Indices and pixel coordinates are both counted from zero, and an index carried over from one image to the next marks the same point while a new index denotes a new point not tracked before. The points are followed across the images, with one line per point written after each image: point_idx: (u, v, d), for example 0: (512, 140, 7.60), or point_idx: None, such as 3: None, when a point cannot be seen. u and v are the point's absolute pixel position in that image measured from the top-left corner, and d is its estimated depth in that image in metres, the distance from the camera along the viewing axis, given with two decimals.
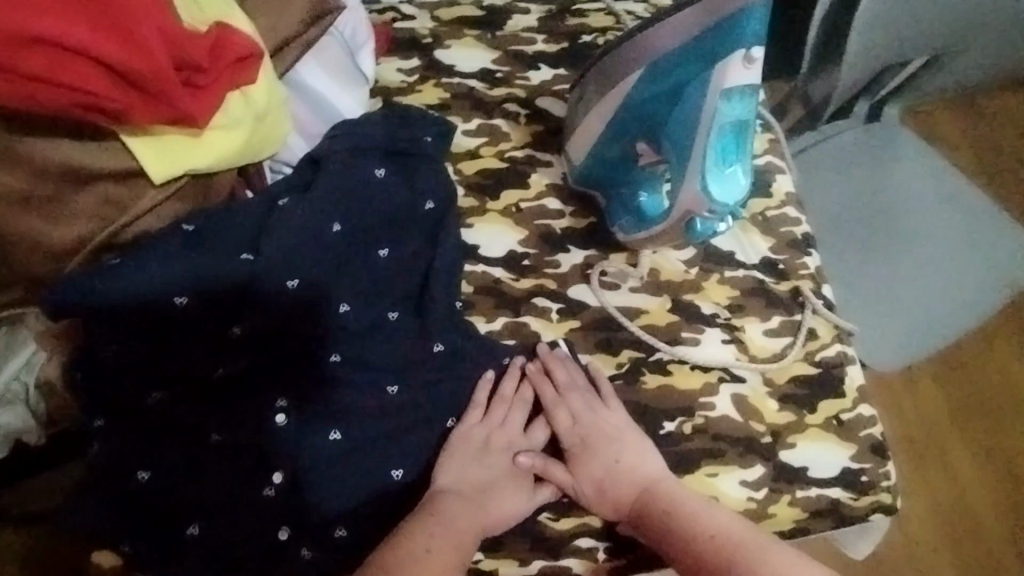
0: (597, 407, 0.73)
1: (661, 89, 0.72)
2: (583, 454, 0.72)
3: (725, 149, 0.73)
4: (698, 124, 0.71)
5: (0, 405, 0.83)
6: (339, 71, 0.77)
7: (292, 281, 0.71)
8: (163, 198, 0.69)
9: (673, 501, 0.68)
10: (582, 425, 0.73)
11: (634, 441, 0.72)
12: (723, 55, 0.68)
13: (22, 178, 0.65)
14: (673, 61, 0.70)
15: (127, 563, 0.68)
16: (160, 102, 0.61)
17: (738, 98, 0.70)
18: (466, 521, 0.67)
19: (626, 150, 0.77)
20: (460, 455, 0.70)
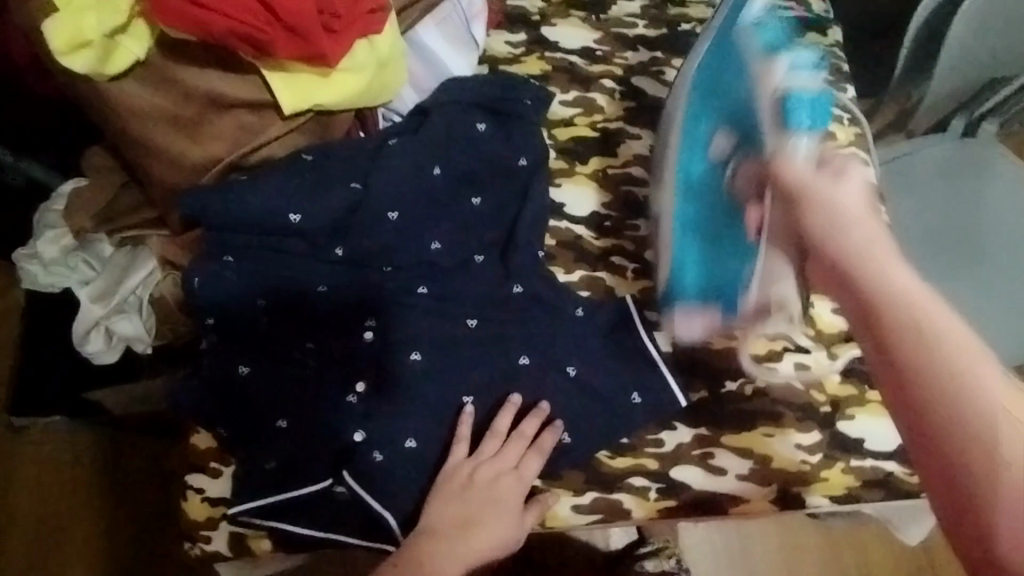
0: (854, 210, 0.57)
1: (726, 61, 0.80)
2: (846, 247, 0.54)
3: (801, 110, 0.74)
4: (764, 95, 0.75)
5: (117, 313, 0.92)
6: (452, 33, 0.84)
7: (392, 214, 0.79)
8: (290, 129, 0.78)
9: (884, 272, 0.52)
10: (835, 200, 0.58)
11: (879, 240, 0.55)
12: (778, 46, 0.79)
13: (174, 98, 0.74)
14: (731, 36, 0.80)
15: (221, 446, 0.77)
16: (301, 40, 0.69)
17: (803, 76, 0.77)
18: (446, 555, 0.68)
19: (701, 143, 0.79)
20: (446, 492, 0.72)
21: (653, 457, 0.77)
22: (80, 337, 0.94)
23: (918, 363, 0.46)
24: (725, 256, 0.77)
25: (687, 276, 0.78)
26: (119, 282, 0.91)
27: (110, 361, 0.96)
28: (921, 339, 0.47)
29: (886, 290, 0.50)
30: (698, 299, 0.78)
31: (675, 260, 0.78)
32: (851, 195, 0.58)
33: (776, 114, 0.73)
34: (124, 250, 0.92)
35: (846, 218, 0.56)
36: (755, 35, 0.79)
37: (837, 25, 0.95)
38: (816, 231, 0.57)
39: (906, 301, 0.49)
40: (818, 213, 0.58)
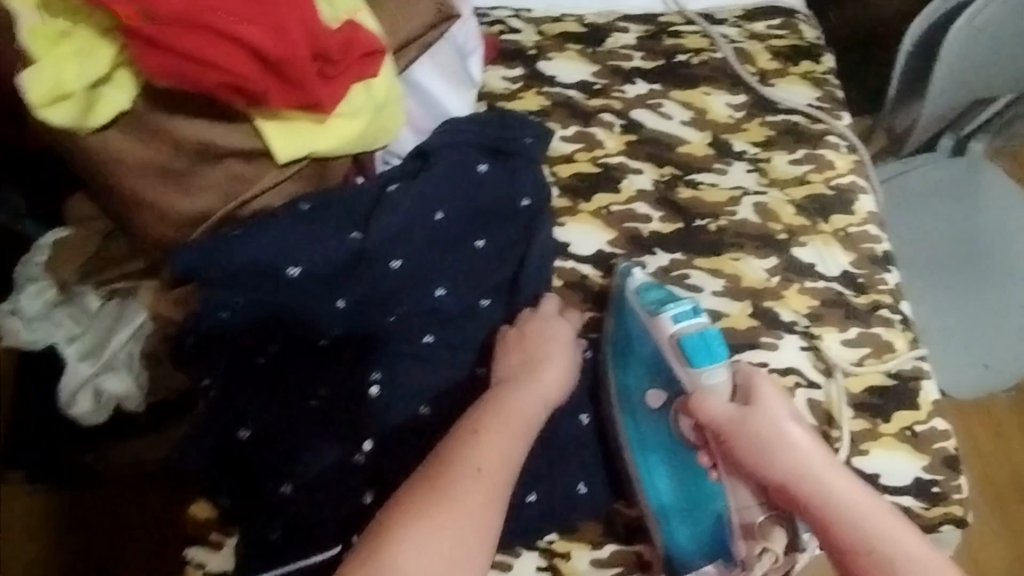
0: (773, 433, 0.68)
1: (637, 389, 0.74)
2: (788, 472, 0.66)
3: (703, 352, 0.70)
4: (663, 351, 0.72)
5: (107, 369, 0.88)
6: (451, 72, 0.82)
7: (395, 261, 0.76)
8: (283, 177, 0.74)
9: (819, 487, 0.65)
10: (758, 430, 0.68)
11: (789, 441, 0.67)
12: (676, 305, 0.72)
13: (162, 150, 0.71)
14: (624, 351, 0.75)
15: (222, 516, 0.73)
16: (295, 89, 0.66)
17: (695, 328, 0.71)
18: (522, 405, 0.70)
19: (639, 405, 0.74)
20: (508, 346, 0.75)
21: None
22: (66, 400, 0.89)
23: (851, 555, 0.63)
24: (701, 521, 0.72)
25: (681, 530, 0.72)
26: (108, 338, 0.88)
27: (100, 419, 0.92)
28: (855, 538, 0.63)
29: (828, 503, 0.65)
30: (699, 557, 0.71)
31: (655, 511, 0.72)
32: (772, 416, 0.68)
33: (683, 366, 0.71)
34: (110, 303, 0.89)
35: (779, 434, 0.67)
36: (639, 308, 0.74)
37: (830, 52, 0.94)
38: (766, 465, 0.67)
39: (835, 515, 0.64)
40: (752, 447, 0.67)
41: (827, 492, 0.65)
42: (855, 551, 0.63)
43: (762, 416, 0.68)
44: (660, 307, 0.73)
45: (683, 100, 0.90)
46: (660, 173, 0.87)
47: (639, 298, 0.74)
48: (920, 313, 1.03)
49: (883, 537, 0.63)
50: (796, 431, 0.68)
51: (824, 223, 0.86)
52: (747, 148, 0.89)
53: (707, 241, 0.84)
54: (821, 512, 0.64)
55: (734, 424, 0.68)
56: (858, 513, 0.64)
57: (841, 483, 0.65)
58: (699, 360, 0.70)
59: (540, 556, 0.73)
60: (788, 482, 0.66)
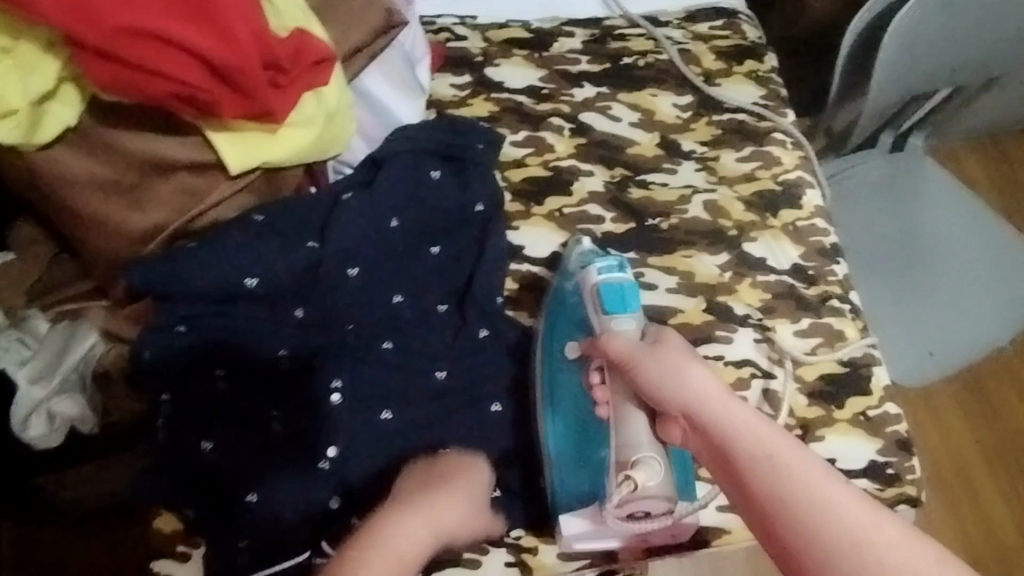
0: (677, 363, 0.66)
1: (558, 342, 0.77)
2: (685, 398, 0.64)
3: (616, 301, 0.73)
4: (585, 299, 0.76)
5: (58, 393, 0.86)
6: (400, 80, 0.83)
7: (353, 270, 0.76)
8: (236, 189, 0.74)
9: (718, 413, 0.62)
10: (658, 359, 0.66)
11: (692, 371, 0.65)
12: (604, 262, 0.76)
13: (111, 166, 0.70)
14: (555, 307, 0.79)
15: (188, 527, 0.72)
16: (247, 98, 0.65)
17: (617, 280, 0.74)
18: (417, 531, 0.66)
19: (558, 357, 0.77)
20: (418, 469, 0.71)
21: None
22: (19, 425, 0.87)
23: (745, 474, 0.59)
24: (587, 464, 0.73)
25: (568, 478, 0.73)
26: (59, 360, 0.86)
27: (54, 443, 0.89)
28: (750, 461, 0.60)
29: (725, 429, 0.62)
30: (571, 500, 0.72)
31: (549, 457, 0.74)
32: (676, 349, 0.67)
33: (595, 311, 0.74)
34: (59, 325, 0.88)
35: (680, 364, 0.65)
36: (574, 267, 0.79)
37: (771, 51, 0.98)
38: (665, 391, 0.65)
39: (731, 437, 0.61)
40: (653, 376, 0.66)
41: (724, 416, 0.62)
42: (751, 475, 0.59)
43: (665, 348, 0.67)
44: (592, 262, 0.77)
45: (630, 103, 0.92)
46: (611, 175, 0.89)
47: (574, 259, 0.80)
48: (869, 306, 1.07)
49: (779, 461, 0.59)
50: (699, 365, 0.66)
51: (772, 218, 0.89)
52: (695, 147, 0.91)
53: (660, 240, 0.86)
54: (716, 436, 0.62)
55: (635, 356, 0.67)
56: (760, 439, 0.60)
57: (736, 408, 0.62)
58: (611, 306, 0.73)
59: (508, 552, 0.74)
60: (684, 408, 0.64)
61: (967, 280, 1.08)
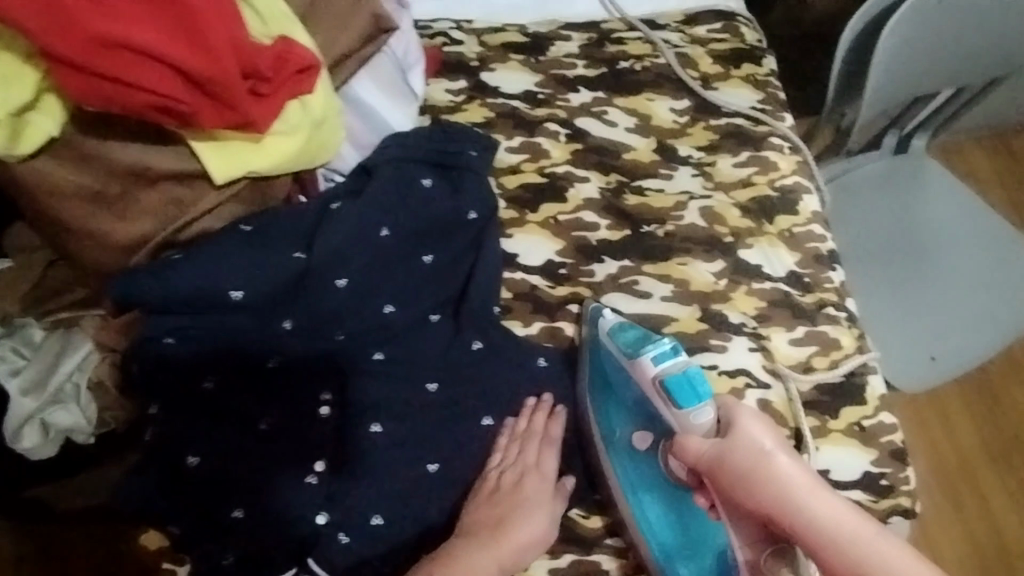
0: (758, 462, 0.61)
1: (619, 431, 0.74)
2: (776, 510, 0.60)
3: (688, 398, 0.65)
4: (646, 395, 0.69)
5: (52, 404, 0.85)
6: (390, 86, 0.81)
7: (341, 280, 0.75)
8: (221, 200, 0.73)
9: (814, 516, 0.59)
10: (736, 463, 0.62)
11: (774, 472, 0.61)
12: (652, 349, 0.69)
13: (96, 176, 0.69)
14: (602, 393, 0.75)
15: (175, 544, 0.71)
16: (225, 107, 0.65)
17: (677, 367, 0.67)
18: (480, 561, 0.68)
19: (625, 449, 0.74)
20: (483, 495, 0.72)
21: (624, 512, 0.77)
22: (11, 435, 0.85)
23: None
24: (701, 561, 0.70)
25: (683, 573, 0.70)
26: (54, 367, 0.85)
27: (48, 454, 0.87)
28: (853, 568, 0.57)
29: (823, 534, 0.58)
30: None
31: (657, 557, 0.71)
32: (754, 448, 0.62)
33: (664, 411, 0.67)
34: (54, 334, 0.88)
35: (762, 463, 0.61)
36: (614, 348, 0.72)
37: (770, 54, 0.96)
38: (755, 501, 0.61)
39: (832, 545, 0.58)
40: (736, 484, 0.61)
41: (817, 523, 0.58)
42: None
43: (740, 448, 0.62)
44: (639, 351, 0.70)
45: (626, 107, 0.90)
46: (606, 181, 0.87)
47: (609, 341, 0.73)
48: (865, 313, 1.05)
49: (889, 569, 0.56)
50: (783, 461, 0.61)
51: (769, 225, 0.87)
52: (692, 153, 0.89)
53: (656, 247, 0.85)
54: (816, 542, 0.58)
55: (710, 461, 0.63)
56: (865, 545, 0.57)
57: (828, 510, 0.59)
58: (682, 406, 0.65)
59: None
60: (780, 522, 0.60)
61: (972, 287, 1.06)
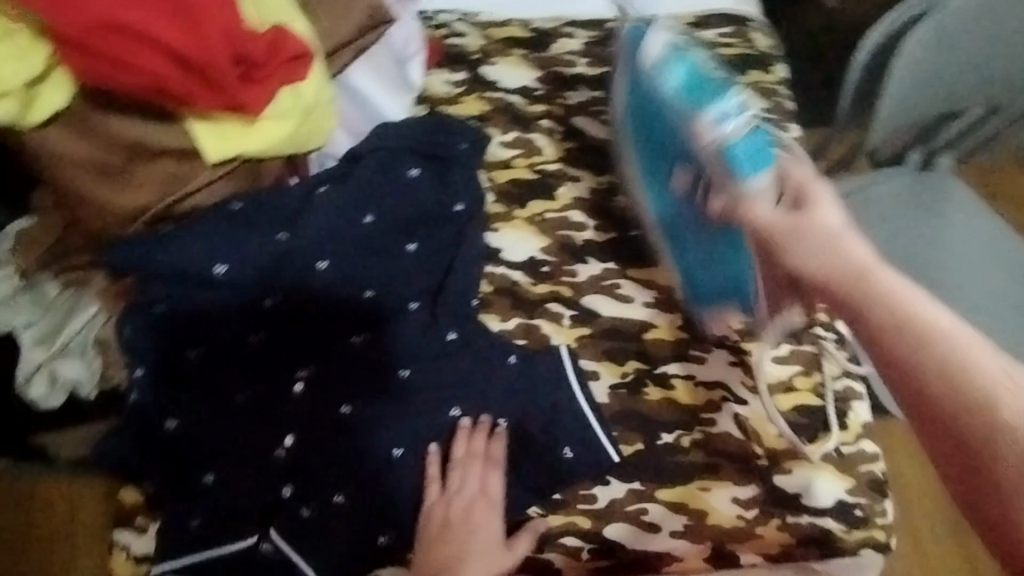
0: (833, 243, 0.62)
1: (659, 140, 0.80)
2: (845, 265, 0.60)
3: (751, 156, 0.70)
4: (704, 153, 0.74)
5: (60, 355, 0.92)
6: (387, 77, 0.82)
7: (322, 262, 0.77)
8: (217, 176, 0.76)
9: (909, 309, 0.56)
10: (807, 222, 0.63)
11: (845, 240, 0.62)
12: (717, 90, 0.76)
13: (98, 148, 0.73)
14: (648, 95, 0.81)
15: (147, 500, 0.75)
16: (218, 91, 0.68)
17: (739, 133, 0.72)
18: None
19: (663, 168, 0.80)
20: (428, 535, 0.73)
21: (585, 514, 0.77)
22: (21, 382, 0.93)
23: (927, 389, 0.54)
24: (724, 268, 0.77)
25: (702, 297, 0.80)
26: (63, 323, 0.92)
27: (55, 403, 0.94)
28: (930, 364, 0.54)
29: (904, 313, 0.56)
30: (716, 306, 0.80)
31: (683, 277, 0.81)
32: (823, 213, 0.64)
33: (724, 172, 0.71)
34: (67, 291, 0.92)
35: (834, 243, 0.62)
36: (671, 84, 0.78)
37: (783, 62, 0.94)
38: (816, 258, 0.62)
39: (909, 335, 0.55)
40: (798, 246, 0.63)
41: (890, 301, 0.57)
42: (937, 381, 0.54)
43: (808, 214, 0.64)
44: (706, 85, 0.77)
45: None
46: (599, 181, 0.87)
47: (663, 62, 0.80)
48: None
49: (964, 367, 0.53)
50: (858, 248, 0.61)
51: None
52: None
53: (642, 251, 0.85)
54: (887, 329, 0.56)
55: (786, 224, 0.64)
56: (953, 349, 0.54)
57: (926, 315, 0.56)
58: (749, 160, 0.70)
59: None
60: (902, 347, 0.55)
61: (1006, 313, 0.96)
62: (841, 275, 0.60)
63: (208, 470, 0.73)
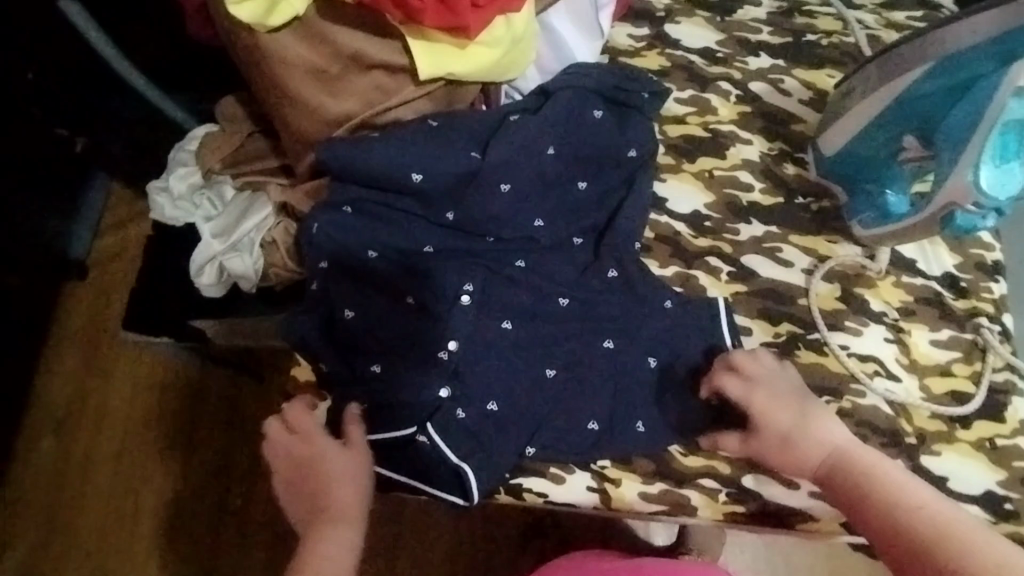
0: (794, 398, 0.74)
1: (916, 104, 0.75)
2: (797, 429, 0.72)
3: (1003, 181, 0.73)
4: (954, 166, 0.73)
5: (232, 250, 0.97)
6: (581, 22, 0.86)
7: (505, 185, 0.81)
8: (417, 95, 0.82)
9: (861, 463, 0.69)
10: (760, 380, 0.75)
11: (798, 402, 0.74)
12: (980, 81, 0.72)
13: (318, 53, 0.79)
14: (954, 63, 0.71)
15: (321, 380, 0.82)
16: (448, 11, 0.72)
17: (997, 179, 0.72)
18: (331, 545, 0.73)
19: (898, 123, 0.78)
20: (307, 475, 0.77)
21: (725, 460, 0.79)
22: (194, 269, 0.99)
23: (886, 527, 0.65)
24: (874, 209, 0.81)
25: (863, 161, 0.81)
26: (239, 221, 0.96)
27: (218, 292, 1.02)
28: (881, 510, 0.66)
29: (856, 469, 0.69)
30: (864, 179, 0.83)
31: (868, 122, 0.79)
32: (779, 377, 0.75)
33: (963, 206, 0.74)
34: (244, 193, 0.99)
35: (792, 398, 0.74)
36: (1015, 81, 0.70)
37: None
38: (771, 420, 0.73)
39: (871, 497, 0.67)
40: (768, 405, 0.73)
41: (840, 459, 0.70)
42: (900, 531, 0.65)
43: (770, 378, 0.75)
44: (967, 80, 0.72)
45: (805, 80, 0.90)
46: (769, 147, 0.88)
47: None
48: None
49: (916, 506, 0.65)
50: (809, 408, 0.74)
51: None
52: None
53: (807, 219, 0.85)
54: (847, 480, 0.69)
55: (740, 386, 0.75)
56: (908, 495, 0.66)
57: (884, 472, 0.68)
58: (999, 187, 0.73)
59: (592, 478, 0.79)
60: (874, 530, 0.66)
61: None
62: (795, 438, 0.72)
63: (374, 356, 0.79)
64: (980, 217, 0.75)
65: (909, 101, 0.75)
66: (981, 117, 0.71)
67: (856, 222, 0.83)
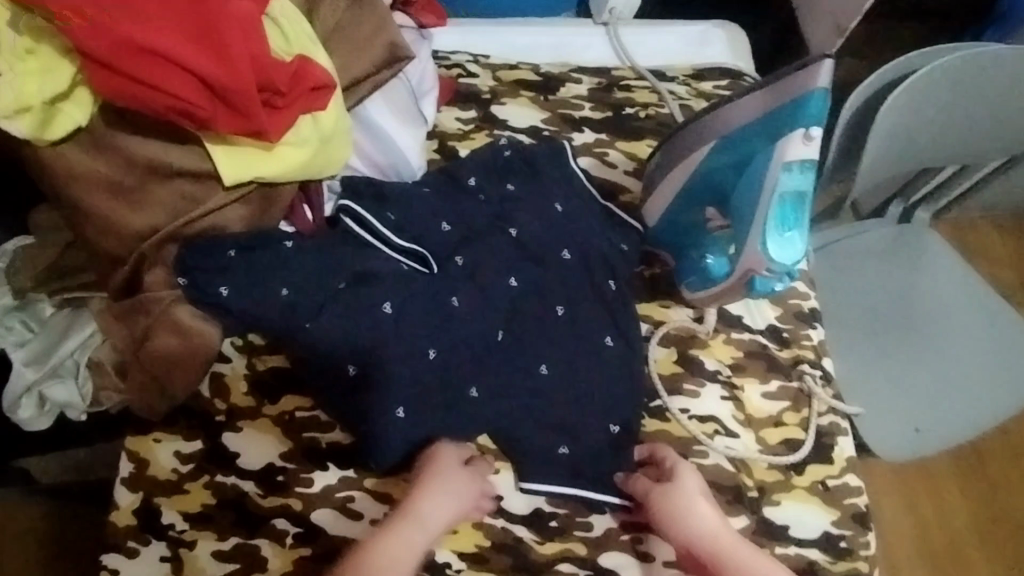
0: (692, 500, 0.77)
1: (713, 176, 0.79)
2: (701, 538, 0.75)
3: (789, 248, 0.76)
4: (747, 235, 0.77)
5: (53, 376, 0.86)
6: (401, 112, 0.85)
7: (323, 313, 0.77)
8: (229, 200, 0.77)
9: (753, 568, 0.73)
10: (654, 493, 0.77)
11: (688, 490, 0.77)
12: (755, 156, 0.75)
13: (114, 166, 0.73)
14: (735, 139, 0.76)
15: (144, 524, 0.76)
16: (241, 117, 0.69)
17: (782, 243, 0.76)
18: None
19: (701, 194, 0.82)
20: None
21: (582, 542, 0.78)
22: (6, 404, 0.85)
23: None
24: (695, 272, 0.85)
25: (681, 228, 0.85)
26: (57, 343, 0.86)
27: (43, 428, 0.87)
28: None
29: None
30: (684, 244, 0.86)
31: (679, 193, 0.83)
32: (684, 489, 0.77)
33: (758, 271, 0.77)
34: (61, 312, 0.87)
35: (691, 504, 0.76)
36: (780, 155, 0.73)
37: None
38: (676, 534, 0.76)
39: None
40: (670, 518, 0.76)
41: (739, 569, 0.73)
42: None
43: (675, 489, 0.77)
44: (746, 155, 0.76)
45: (628, 152, 0.93)
46: None
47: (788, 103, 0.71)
48: (875, 384, 1.04)
49: None
50: (705, 506, 0.76)
51: None
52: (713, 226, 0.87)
53: (640, 287, 0.90)
54: None
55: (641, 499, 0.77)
56: None
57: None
58: (782, 253, 0.76)
59: None
60: None
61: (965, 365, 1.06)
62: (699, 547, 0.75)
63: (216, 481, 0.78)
64: (777, 282, 0.79)
65: (707, 173, 0.80)
66: (760, 190, 0.75)
67: (684, 285, 0.87)
